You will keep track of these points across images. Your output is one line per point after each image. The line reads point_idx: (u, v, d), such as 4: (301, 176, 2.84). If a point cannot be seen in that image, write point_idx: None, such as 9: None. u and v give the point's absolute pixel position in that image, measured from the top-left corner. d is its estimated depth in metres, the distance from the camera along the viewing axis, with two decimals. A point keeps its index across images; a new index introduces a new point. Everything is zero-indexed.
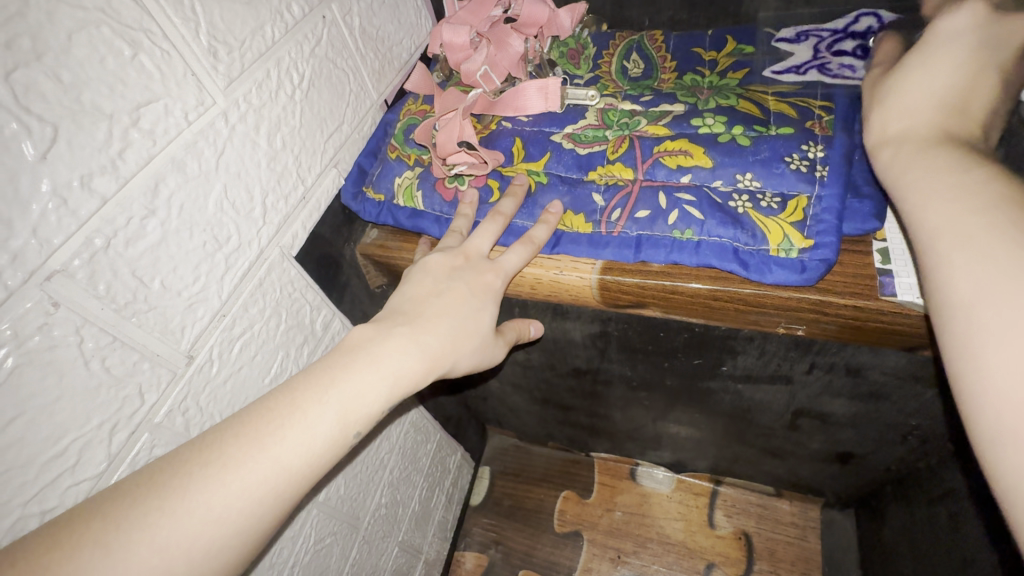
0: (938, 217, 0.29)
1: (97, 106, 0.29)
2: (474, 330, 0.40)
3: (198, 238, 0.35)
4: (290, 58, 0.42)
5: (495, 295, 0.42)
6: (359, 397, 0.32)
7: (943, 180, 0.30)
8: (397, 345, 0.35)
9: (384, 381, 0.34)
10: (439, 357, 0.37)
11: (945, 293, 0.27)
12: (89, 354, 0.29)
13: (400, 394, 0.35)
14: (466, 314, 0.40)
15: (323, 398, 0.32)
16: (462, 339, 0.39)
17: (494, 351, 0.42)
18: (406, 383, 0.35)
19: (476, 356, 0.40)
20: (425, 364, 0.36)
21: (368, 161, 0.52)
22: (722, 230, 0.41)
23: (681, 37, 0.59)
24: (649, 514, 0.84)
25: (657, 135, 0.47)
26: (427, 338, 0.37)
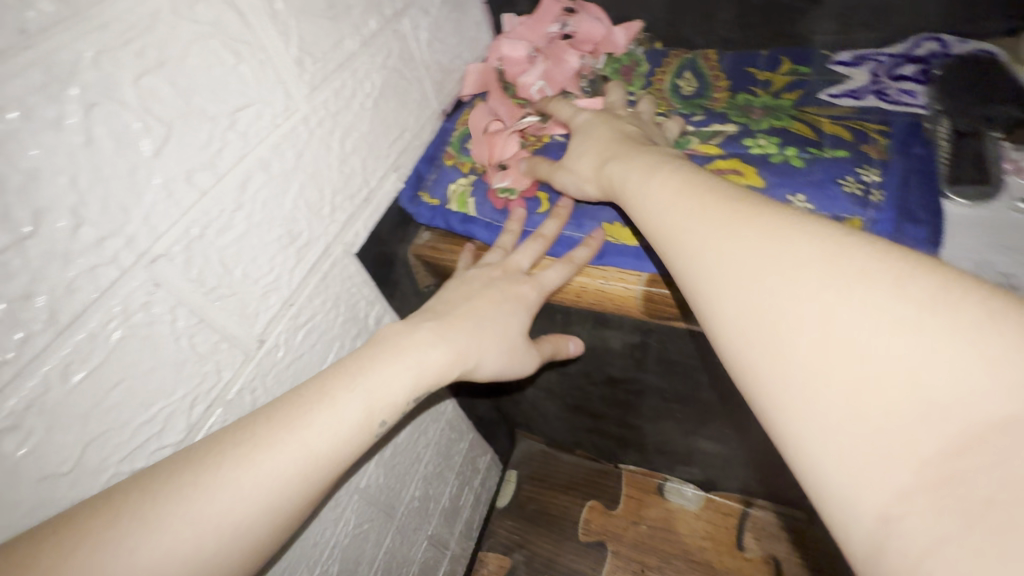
0: (758, 302, 0.25)
1: (204, 109, 0.32)
2: (502, 332, 0.43)
3: (275, 232, 0.38)
4: (364, 69, 0.45)
5: (528, 304, 0.45)
6: (389, 381, 0.36)
7: (759, 272, 0.25)
8: (424, 338, 0.39)
9: (412, 370, 0.37)
10: (466, 352, 0.40)
11: (806, 440, 0.21)
12: (180, 331, 0.32)
13: (427, 384, 0.38)
14: (495, 318, 0.43)
15: (364, 383, 0.35)
16: (490, 339, 0.42)
17: (523, 355, 0.45)
18: (431, 373, 0.38)
19: (508, 357, 0.43)
20: (452, 360, 0.39)
21: (425, 167, 0.55)
22: None
23: (735, 58, 0.60)
24: (676, 531, 0.83)
25: (708, 153, 0.48)
26: (453, 333, 0.40)
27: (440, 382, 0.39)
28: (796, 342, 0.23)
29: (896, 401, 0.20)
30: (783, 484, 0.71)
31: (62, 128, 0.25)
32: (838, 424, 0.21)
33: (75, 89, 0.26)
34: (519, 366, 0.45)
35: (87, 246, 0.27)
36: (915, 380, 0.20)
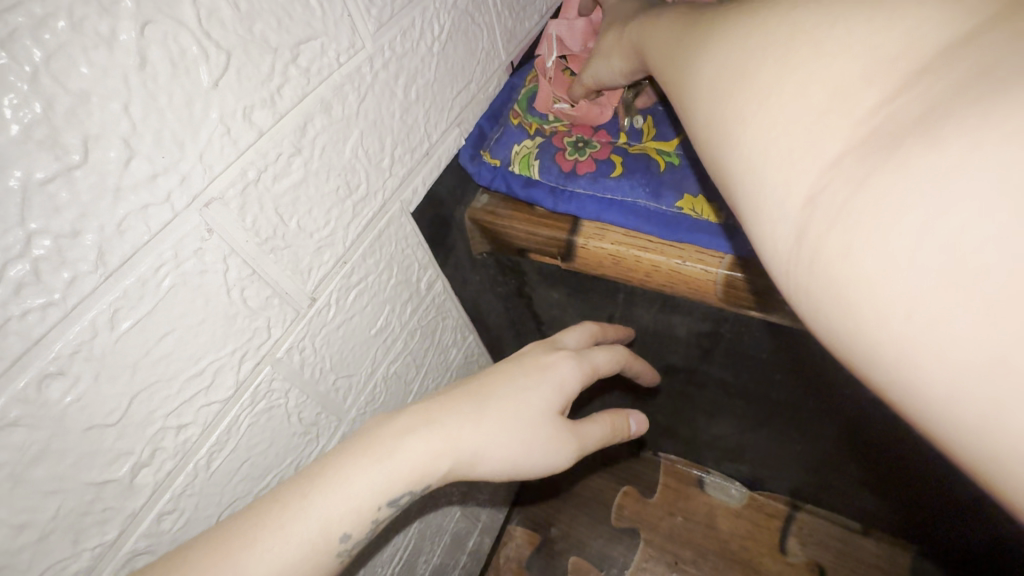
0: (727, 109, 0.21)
1: (265, 39, 0.28)
2: (516, 417, 0.36)
3: (333, 182, 0.35)
4: (434, 8, 0.40)
5: (559, 382, 0.39)
6: (352, 486, 0.30)
7: (720, 73, 0.21)
8: (410, 424, 0.33)
9: (382, 468, 0.31)
10: (458, 441, 0.34)
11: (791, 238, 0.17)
12: (232, 283, 0.30)
13: (404, 485, 0.32)
14: (504, 402, 0.36)
15: (324, 484, 0.30)
16: (495, 428, 0.35)
17: (548, 441, 0.37)
18: (407, 471, 0.32)
19: (539, 442, 0.36)
20: (442, 451, 0.33)
21: (488, 124, 0.51)
22: None
23: None
24: (714, 526, 0.80)
25: None
26: (443, 422, 0.34)
27: (422, 481, 0.32)
28: (755, 133, 0.19)
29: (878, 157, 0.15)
30: (842, 490, 0.66)
31: (113, 46, 0.22)
32: (818, 206, 0.17)
33: (129, 1, 0.22)
34: (545, 459, 0.37)
35: (138, 183, 0.25)
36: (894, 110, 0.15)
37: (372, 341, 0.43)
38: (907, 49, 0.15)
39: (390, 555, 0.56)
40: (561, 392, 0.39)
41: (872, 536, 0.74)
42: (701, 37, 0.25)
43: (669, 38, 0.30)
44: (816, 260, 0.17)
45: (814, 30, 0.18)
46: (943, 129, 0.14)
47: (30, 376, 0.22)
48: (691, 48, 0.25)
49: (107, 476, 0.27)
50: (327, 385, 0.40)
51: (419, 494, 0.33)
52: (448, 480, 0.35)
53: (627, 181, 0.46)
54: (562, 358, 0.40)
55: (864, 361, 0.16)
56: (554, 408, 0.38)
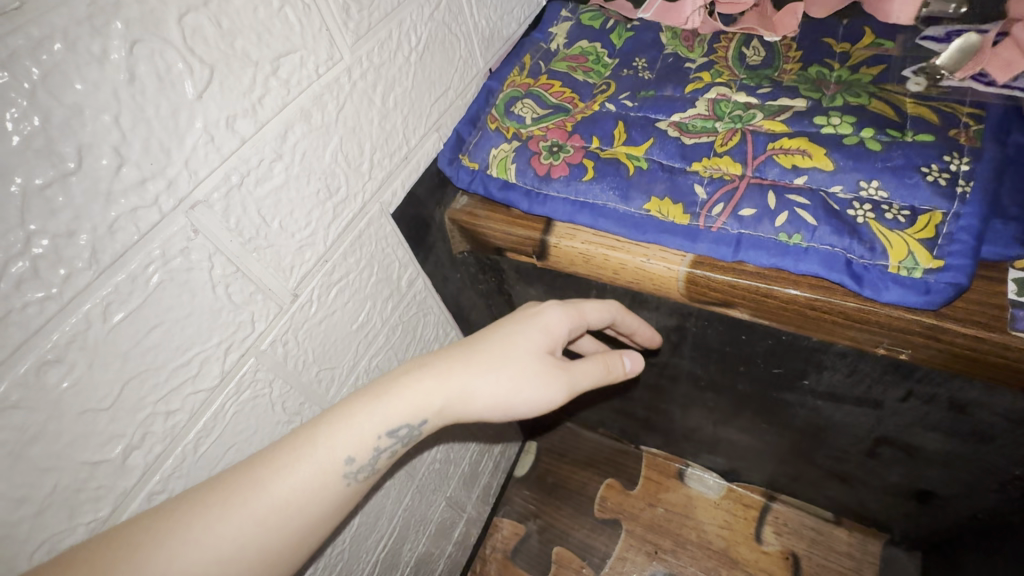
0: None
1: (246, 53, 0.31)
2: (503, 357, 0.40)
3: (313, 185, 0.38)
4: (411, 20, 0.43)
5: (547, 328, 0.42)
6: (354, 420, 0.36)
7: None
8: (407, 369, 0.39)
9: (381, 404, 0.37)
10: (449, 378, 0.38)
11: None
12: (216, 280, 0.32)
13: (401, 419, 0.37)
14: (491, 345, 0.40)
15: (334, 419, 0.36)
16: (483, 367, 0.39)
17: (537, 376, 0.40)
18: (403, 406, 0.37)
19: (527, 378, 0.39)
20: (434, 387, 0.38)
21: (467, 129, 0.53)
22: (835, 239, 0.39)
23: (810, 26, 0.54)
24: (693, 516, 0.83)
25: (772, 130, 0.45)
26: (435, 364, 0.39)
27: (419, 416, 0.37)
28: None
29: None
30: (812, 480, 0.69)
31: (105, 63, 0.25)
32: None
33: (119, 23, 0.25)
34: (539, 394, 0.40)
35: (128, 188, 0.27)
36: None
37: (354, 335, 0.45)
38: None
39: (374, 543, 0.58)
40: (549, 335, 0.42)
41: (844, 526, 0.76)
42: None
43: None
44: None
45: None
46: None
47: (29, 362, 0.25)
48: None
49: (100, 457, 0.29)
50: (310, 377, 0.42)
51: (417, 429, 0.38)
52: (447, 419, 0.39)
53: (598, 186, 0.47)
54: (550, 306, 0.44)
55: None
56: (542, 349, 0.41)
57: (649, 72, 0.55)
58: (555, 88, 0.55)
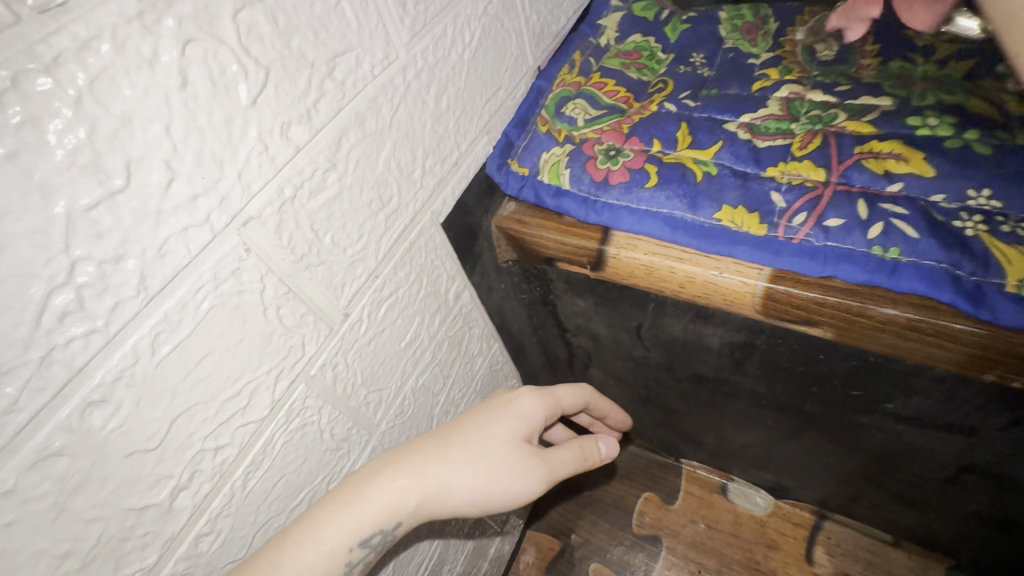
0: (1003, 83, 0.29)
1: (303, 53, 0.28)
2: (479, 448, 0.37)
3: (366, 196, 0.35)
4: (465, 15, 0.39)
5: (520, 415, 0.40)
6: (321, 533, 0.32)
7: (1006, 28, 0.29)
8: (375, 467, 0.35)
9: (350, 512, 0.33)
10: (424, 476, 0.35)
11: None
12: (268, 302, 0.30)
13: (374, 526, 0.33)
14: (467, 435, 0.38)
15: (297, 536, 0.32)
16: (460, 460, 0.36)
17: (516, 467, 0.37)
18: (376, 510, 0.33)
19: (505, 471, 0.37)
20: (409, 486, 0.34)
21: (516, 132, 0.50)
22: (940, 253, 0.35)
23: (889, 17, 0.50)
24: (738, 534, 0.79)
25: (858, 132, 0.41)
26: (407, 460, 0.36)
27: (393, 520, 0.34)
28: None
29: None
30: (873, 501, 0.65)
31: (156, 66, 0.22)
32: None
33: (171, 20, 0.22)
34: (518, 487, 0.37)
35: (179, 206, 0.24)
36: None
37: (401, 354, 0.43)
38: None
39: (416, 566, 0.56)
40: (525, 422, 0.40)
41: (904, 548, 0.72)
42: None
43: None
44: None
45: None
46: None
47: (73, 404, 0.22)
48: None
49: (147, 502, 0.26)
50: (358, 400, 0.39)
51: (390, 534, 0.34)
52: (422, 521, 0.36)
53: (662, 193, 0.44)
54: (522, 392, 0.42)
55: None
56: (518, 437, 0.39)
57: (710, 69, 0.51)
58: (609, 87, 0.51)
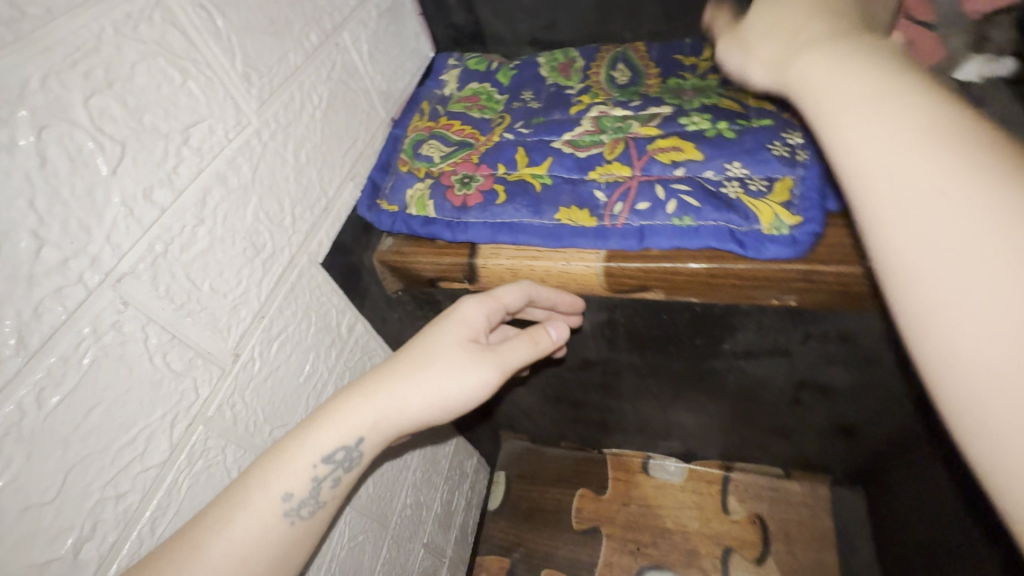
0: (850, 139, 0.24)
1: (155, 127, 0.32)
2: (425, 358, 0.38)
3: (239, 245, 0.39)
4: (311, 82, 0.46)
5: (465, 321, 0.41)
6: (286, 459, 0.35)
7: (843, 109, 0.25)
8: (334, 396, 0.38)
9: (313, 434, 0.36)
10: (375, 394, 0.37)
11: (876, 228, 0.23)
12: (153, 349, 0.32)
13: (334, 443, 0.36)
14: (412, 350, 0.39)
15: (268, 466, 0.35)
16: (408, 373, 0.38)
17: (464, 366, 0.39)
18: (334, 430, 0.36)
19: (455, 370, 0.38)
20: (362, 404, 0.36)
21: (380, 175, 0.56)
22: (717, 215, 0.45)
23: (662, 48, 0.63)
24: (664, 505, 0.86)
25: (649, 135, 0.52)
26: (359, 383, 0.38)
27: (354, 436, 0.36)
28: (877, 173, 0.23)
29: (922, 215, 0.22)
30: (756, 441, 0.75)
31: (15, 151, 0.25)
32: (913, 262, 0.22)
33: (25, 111, 0.26)
34: (471, 382, 0.39)
35: (51, 269, 0.27)
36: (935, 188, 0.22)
37: (302, 388, 0.45)
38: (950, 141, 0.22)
39: None
40: (469, 327, 0.41)
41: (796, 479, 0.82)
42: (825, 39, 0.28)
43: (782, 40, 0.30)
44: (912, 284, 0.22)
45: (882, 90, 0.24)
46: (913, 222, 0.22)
47: None
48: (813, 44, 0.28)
49: (49, 556, 0.27)
50: (263, 437, 0.41)
51: (355, 450, 0.37)
52: (387, 434, 0.37)
53: (512, 206, 0.52)
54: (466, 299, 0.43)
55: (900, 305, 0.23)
56: (464, 339, 0.40)
57: (537, 102, 0.61)
58: (456, 127, 0.60)
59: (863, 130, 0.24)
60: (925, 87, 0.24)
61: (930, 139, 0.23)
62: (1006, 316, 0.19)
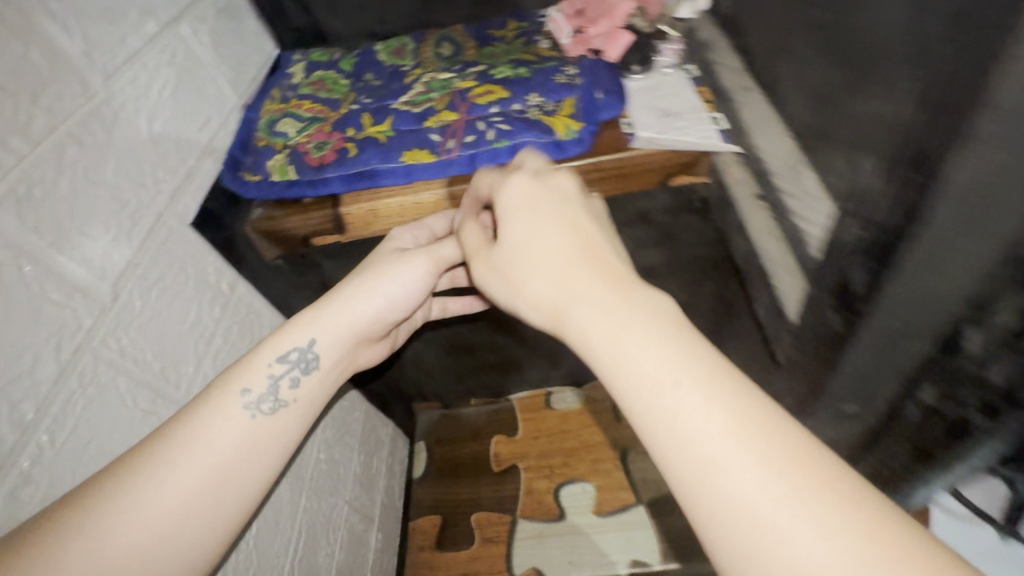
0: (666, 376, 0.26)
1: (4, 85, 0.37)
2: (365, 268, 0.46)
3: (103, 198, 0.43)
4: (154, 63, 0.51)
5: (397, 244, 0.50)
6: (250, 365, 0.42)
7: (665, 370, 0.26)
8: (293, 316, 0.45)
9: (275, 339, 0.43)
10: (325, 302, 0.45)
11: (684, 425, 0.24)
12: (29, 278, 0.36)
13: (288, 344, 0.43)
14: (357, 268, 0.47)
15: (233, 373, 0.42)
16: (350, 280, 0.45)
17: (397, 263, 0.46)
18: (289, 334, 0.43)
19: (389, 267, 0.45)
20: (312, 311, 0.44)
21: (240, 152, 0.62)
22: (525, 133, 0.57)
23: (477, 27, 0.76)
24: (568, 429, 0.97)
25: (468, 86, 0.63)
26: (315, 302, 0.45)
27: (305, 337, 0.43)
28: (687, 416, 0.25)
29: (716, 437, 0.24)
30: None
31: None
32: (707, 466, 0.23)
33: None
34: (406, 274, 0.46)
35: None
36: (736, 433, 0.23)
37: (188, 334, 0.49)
38: (769, 414, 0.24)
39: (286, 550, 0.59)
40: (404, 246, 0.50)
41: None
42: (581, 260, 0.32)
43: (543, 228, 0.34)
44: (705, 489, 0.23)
45: (731, 376, 0.26)
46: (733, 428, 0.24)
47: None
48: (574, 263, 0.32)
49: None
50: (154, 374, 0.45)
51: (307, 350, 0.43)
52: (337, 330, 0.44)
53: (363, 157, 0.60)
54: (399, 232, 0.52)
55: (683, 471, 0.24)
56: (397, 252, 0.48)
57: (377, 79, 0.71)
58: (306, 106, 0.67)
59: (619, 341, 0.28)
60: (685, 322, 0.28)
61: (752, 427, 0.24)
62: (742, 490, 0.22)
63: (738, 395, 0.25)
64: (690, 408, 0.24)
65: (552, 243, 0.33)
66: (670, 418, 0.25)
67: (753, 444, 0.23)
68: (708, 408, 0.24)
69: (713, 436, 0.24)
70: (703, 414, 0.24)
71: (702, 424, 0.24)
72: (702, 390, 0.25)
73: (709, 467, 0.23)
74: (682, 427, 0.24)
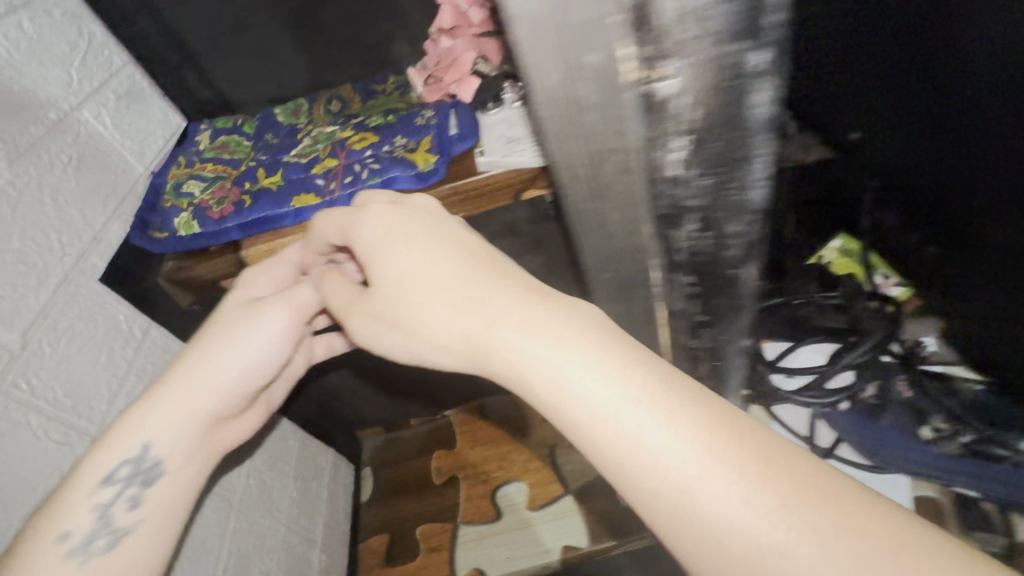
0: (627, 423, 0.26)
1: None
2: (187, 366, 0.46)
3: (11, 263, 0.51)
4: (56, 146, 0.60)
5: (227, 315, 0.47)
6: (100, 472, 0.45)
7: (621, 402, 0.26)
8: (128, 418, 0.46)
9: (113, 453, 0.45)
10: (148, 405, 0.45)
11: (688, 490, 0.23)
12: None
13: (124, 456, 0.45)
14: (180, 359, 0.46)
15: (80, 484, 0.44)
16: (170, 381, 0.45)
17: (218, 358, 0.45)
18: (123, 446, 0.45)
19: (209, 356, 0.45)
20: (140, 415, 0.45)
21: (148, 214, 0.69)
22: (393, 169, 0.67)
23: (363, 84, 0.87)
24: (501, 433, 1.03)
25: (347, 136, 0.74)
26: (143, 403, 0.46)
27: (139, 446, 0.45)
28: (678, 477, 0.24)
29: (698, 482, 0.23)
30: None
31: None
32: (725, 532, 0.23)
33: None
34: (232, 369, 0.46)
35: None
36: (739, 479, 0.23)
37: (99, 374, 0.56)
38: (757, 445, 0.24)
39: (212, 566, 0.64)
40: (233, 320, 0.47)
41: None
42: (479, 273, 0.33)
43: (436, 251, 0.36)
44: (702, 545, 0.23)
45: (720, 420, 0.25)
46: (743, 488, 0.23)
47: None
48: (472, 277, 0.33)
49: None
50: (65, 408, 0.52)
51: (143, 457, 0.45)
52: (169, 436, 0.45)
53: (258, 206, 0.68)
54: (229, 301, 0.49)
55: (679, 538, 0.24)
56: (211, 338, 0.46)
57: (274, 137, 0.80)
58: (211, 167, 0.76)
59: (529, 363, 0.29)
60: (565, 306, 0.30)
61: (743, 456, 0.23)
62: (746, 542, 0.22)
63: (744, 438, 0.24)
64: (654, 432, 0.25)
65: (444, 279, 0.34)
66: (632, 448, 0.25)
67: (755, 502, 0.22)
68: (625, 400, 0.26)
69: (704, 473, 0.23)
70: (648, 425, 0.25)
71: (657, 442, 0.24)
72: (715, 450, 0.24)
73: (678, 495, 0.24)
74: (653, 471, 0.24)
